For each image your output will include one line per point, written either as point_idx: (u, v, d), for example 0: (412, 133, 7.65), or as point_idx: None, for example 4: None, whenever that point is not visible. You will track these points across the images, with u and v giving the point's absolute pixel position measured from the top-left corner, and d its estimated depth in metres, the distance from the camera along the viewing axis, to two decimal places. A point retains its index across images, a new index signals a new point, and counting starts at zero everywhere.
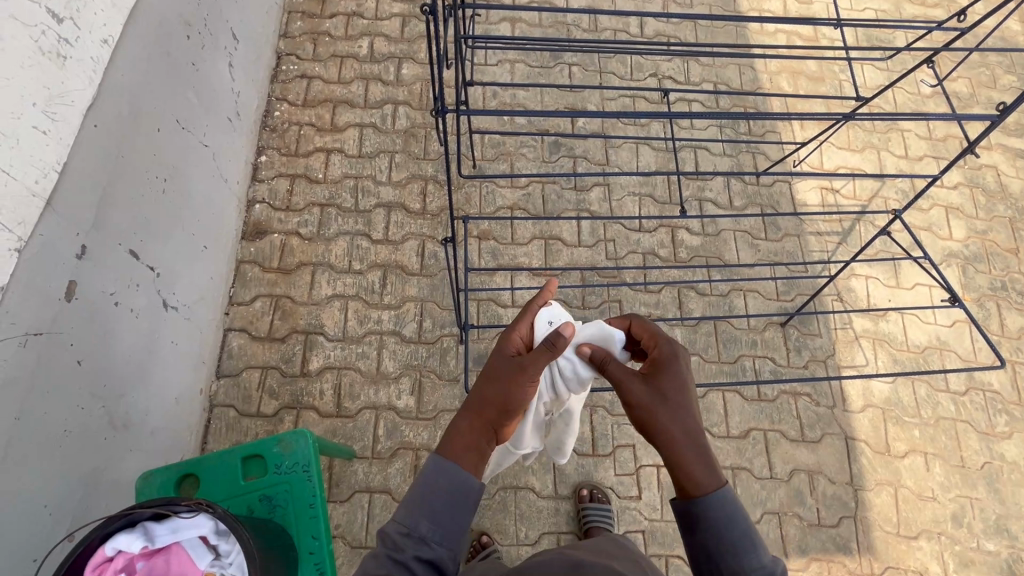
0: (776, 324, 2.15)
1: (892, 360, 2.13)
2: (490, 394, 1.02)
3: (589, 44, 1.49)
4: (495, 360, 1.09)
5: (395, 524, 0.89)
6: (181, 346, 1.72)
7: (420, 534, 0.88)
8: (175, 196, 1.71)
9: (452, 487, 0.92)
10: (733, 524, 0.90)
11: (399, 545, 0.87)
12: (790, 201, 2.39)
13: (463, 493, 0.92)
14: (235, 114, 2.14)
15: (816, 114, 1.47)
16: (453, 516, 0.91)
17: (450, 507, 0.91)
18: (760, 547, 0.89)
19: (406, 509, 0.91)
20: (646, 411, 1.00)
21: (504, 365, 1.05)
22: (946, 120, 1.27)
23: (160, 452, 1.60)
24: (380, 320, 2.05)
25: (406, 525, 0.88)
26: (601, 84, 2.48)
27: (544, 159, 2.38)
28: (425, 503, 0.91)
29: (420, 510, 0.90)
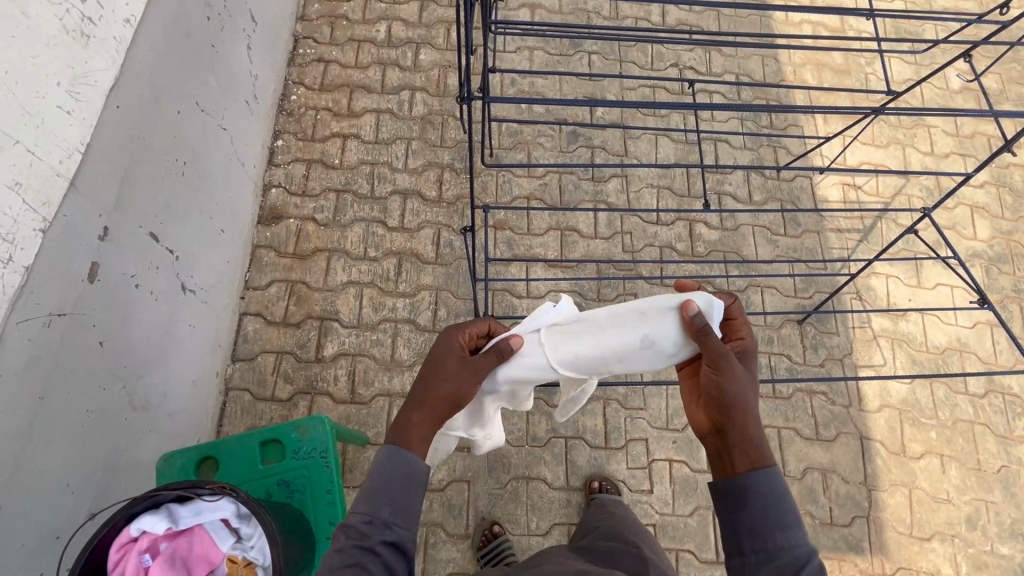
0: (793, 321, 2.12)
1: (910, 361, 2.11)
2: (440, 388, 1.02)
3: (614, 32, 1.46)
4: (440, 349, 1.07)
5: (362, 514, 0.91)
6: (199, 330, 1.73)
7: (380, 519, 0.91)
8: (194, 179, 1.70)
9: (404, 474, 0.95)
10: (780, 499, 0.92)
11: (365, 533, 0.90)
12: (810, 197, 2.35)
13: (416, 481, 0.95)
14: (252, 98, 2.12)
15: (845, 107, 1.42)
16: (407, 503, 0.94)
17: (404, 492, 0.93)
18: (800, 526, 0.90)
19: (366, 498, 0.93)
20: (739, 390, 0.99)
21: (452, 359, 1.05)
22: (983, 116, 1.23)
23: (178, 434, 1.61)
24: (395, 308, 2.05)
25: (366, 513, 0.91)
26: (621, 74, 2.44)
27: (562, 149, 2.35)
28: (384, 489, 0.93)
29: (380, 497, 0.93)
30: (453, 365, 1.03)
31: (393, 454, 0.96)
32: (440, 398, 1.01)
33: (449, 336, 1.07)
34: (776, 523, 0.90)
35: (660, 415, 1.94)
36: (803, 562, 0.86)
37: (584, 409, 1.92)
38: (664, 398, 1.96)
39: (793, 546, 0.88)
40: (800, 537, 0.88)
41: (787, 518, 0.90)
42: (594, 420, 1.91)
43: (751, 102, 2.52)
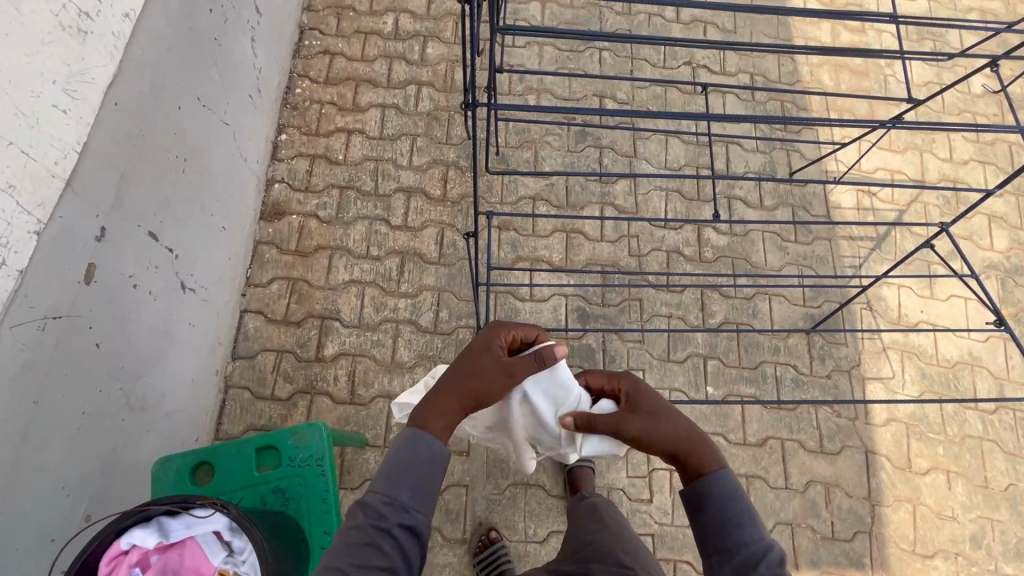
0: (801, 331, 2.08)
1: (920, 374, 2.06)
2: (470, 383, 1.08)
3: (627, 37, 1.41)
4: (480, 345, 1.13)
5: (384, 496, 0.97)
6: (198, 328, 1.72)
7: (400, 500, 0.97)
8: (195, 176, 1.68)
9: (426, 458, 1.01)
10: (733, 498, 1.03)
11: (381, 515, 0.95)
12: (823, 203, 2.29)
13: (436, 467, 1.01)
14: (256, 92, 2.09)
15: (866, 118, 1.37)
16: (425, 486, 0.99)
17: (423, 478, 1.00)
18: (757, 522, 1.02)
19: (388, 479, 0.99)
20: (651, 431, 1.09)
21: (488, 357, 1.11)
22: (1012, 131, 1.18)
23: (176, 433, 1.60)
24: (397, 308, 2.03)
25: (389, 494, 0.97)
26: (632, 72, 2.38)
27: (569, 149, 2.31)
28: (406, 473, 0.99)
29: (401, 480, 0.99)
30: (489, 362, 1.10)
31: (419, 437, 1.02)
32: (467, 393, 1.08)
33: (492, 334, 1.14)
34: (733, 523, 1.01)
35: None
36: (761, 553, 0.99)
37: None
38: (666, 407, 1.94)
39: (751, 541, 1.00)
40: (757, 532, 1.01)
41: (742, 516, 1.02)
42: None
43: (764, 103, 2.45)
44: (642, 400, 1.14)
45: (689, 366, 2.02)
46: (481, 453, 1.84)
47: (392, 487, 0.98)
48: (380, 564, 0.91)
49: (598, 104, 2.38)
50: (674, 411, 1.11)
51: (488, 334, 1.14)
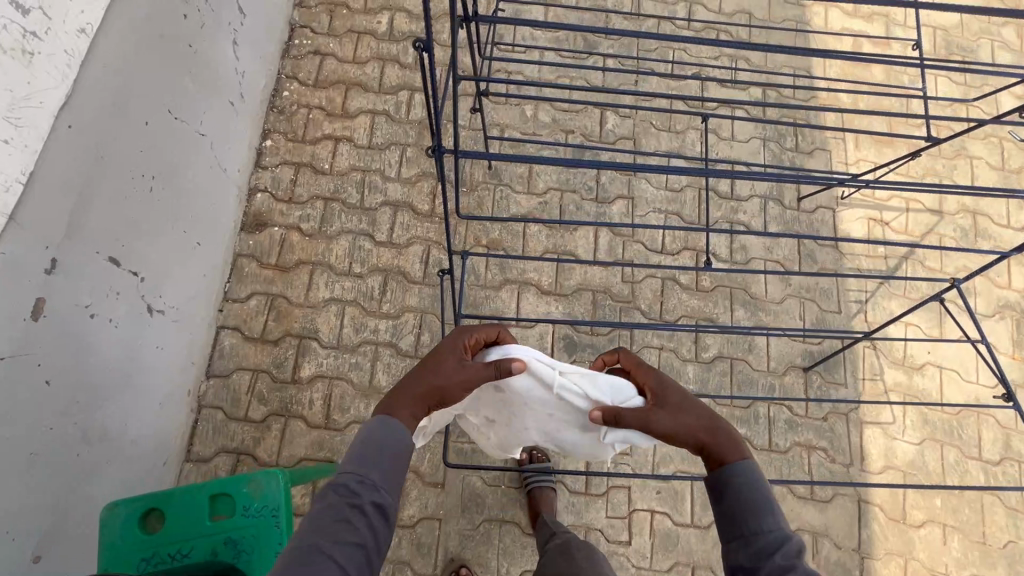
0: (798, 368, 1.98)
1: (923, 420, 1.95)
2: (435, 381, 1.09)
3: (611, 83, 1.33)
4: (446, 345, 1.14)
5: (355, 475, 1.00)
6: (168, 350, 1.66)
7: (368, 480, 0.99)
8: (166, 193, 1.60)
9: (393, 444, 1.03)
10: (757, 485, 1.01)
11: (354, 493, 0.98)
12: (831, 231, 2.17)
13: (399, 454, 1.03)
14: (238, 97, 1.99)
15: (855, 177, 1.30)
16: (390, 470, 1.02)
17: (390, 460, 1.02)
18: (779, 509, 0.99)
19: (357, 460, 1.01)
20: (675, 424, 1.07)
21: (454, 359, 1.12)
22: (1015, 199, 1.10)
23: (141, 461, 1.56)
24: (377, 330, 1.96)
25: (359, 473, 1.00)
26: (637, 83, 2.25)
27: (566, 164, 2.20)
28: (375, 452, 1.02)
29: (371, 461, 1.01)
30: (453, 362, 1.10)
31: (385, 424, 1.05)
32: (432, 392, 1.09)
33: (457, 336, 1.15)
34: (756, 509, 0.99)
35: (646, 462, 1.85)
36: (780, 542, 0.95)
37: None
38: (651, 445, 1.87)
39: (770, 528, 0.97)
40: (776, 520, 0.98)
41: (766, 504, 0.99)
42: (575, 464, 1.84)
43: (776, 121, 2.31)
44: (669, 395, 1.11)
45: None
46: (456, 485, 1.80)
47: (361, 469, 1.00)
48: (351, 540, 0.94)
49: (598, 116, 2.26)
50: (696, 402, 1.10)
51: (454, 335, 1.15)
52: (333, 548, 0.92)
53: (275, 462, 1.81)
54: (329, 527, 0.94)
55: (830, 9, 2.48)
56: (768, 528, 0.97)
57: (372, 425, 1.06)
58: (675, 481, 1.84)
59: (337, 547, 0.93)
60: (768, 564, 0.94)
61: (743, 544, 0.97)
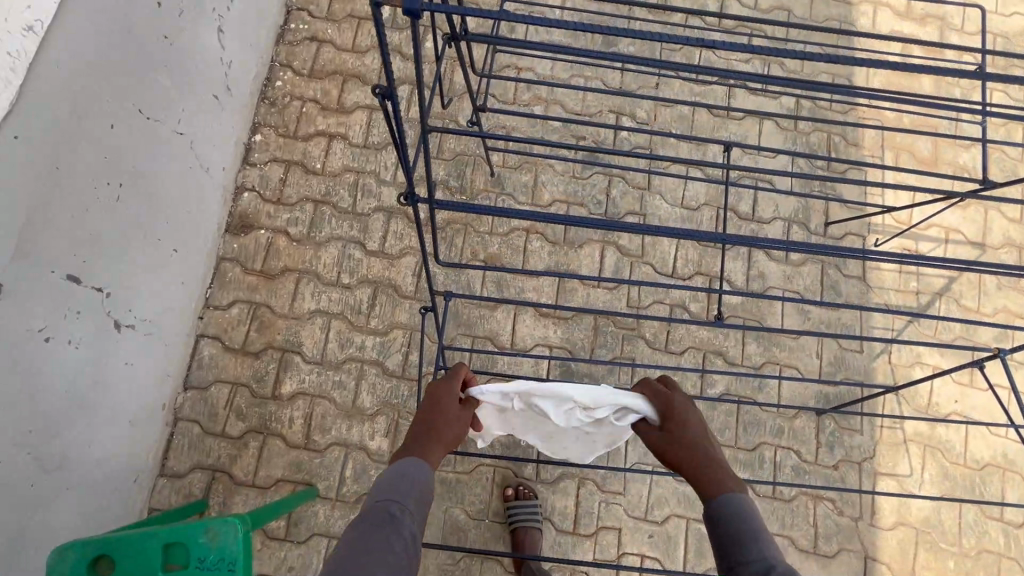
0: (811, 411, 1.84)
1: (942, 475, 1.82)
2: (447, 423, 1.17)
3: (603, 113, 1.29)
4: (442, 388, 1.21)
5: (391, 501, 1.05)
6: (138, 365, 1.57)
7: (404, 506, 1.05)
8: (137, 200, 1.49)
9: (421, 478, 1.09)
10: (746, 515, 1.01)
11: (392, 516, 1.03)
12: (859, 261, 2.00)
13: (428, 488, 1.11)
14: (224, 90, 1.84)
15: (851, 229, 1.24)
16: (421, 500, 1.08)
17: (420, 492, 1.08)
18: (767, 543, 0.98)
19: (389, 489, 1.07)
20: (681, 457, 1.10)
21: (455, 398, 1.20)
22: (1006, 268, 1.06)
23: (105, 481, 1.49)
24: (364, 347, 1.86)
25: (395, 498, 1.06)
26: (657, 89, 2.07)
27: (575, 174, 2.03)
28: (407, 484, 1.08)
29: (404, 490, 1.07)
30: (451, 404, 1.18)
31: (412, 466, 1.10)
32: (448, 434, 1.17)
33: (445, 381, 1.21)
34: (743, 538, 0.99)
35: (639, 503, 1.76)
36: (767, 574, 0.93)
37: (555, 487, 1.75)
38: (646, 486, 1.77)
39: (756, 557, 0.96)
40: (764, 547, 0.97)
41: (755, 533, 0.99)
42: (564, 501, 1.75)
43: (808, 134, 2.11)
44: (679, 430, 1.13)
45: None
46: (438, 516, 1.72)
47: (396, 494, 1.06)
48: (389, 558, 0.96)
49: (613, 122, 2.07)
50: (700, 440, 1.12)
51: (445, 378, 1.23)
52: (375, 562, 0.95)
53: (251, 481, 1.74)
54: (375, 539, 0.98)
55: (879, 9, 2.24)
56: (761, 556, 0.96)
57: (397, 470, 1.10)
58: (669, 525, 1.75)
59: (382, 559, 0.96)
60: None
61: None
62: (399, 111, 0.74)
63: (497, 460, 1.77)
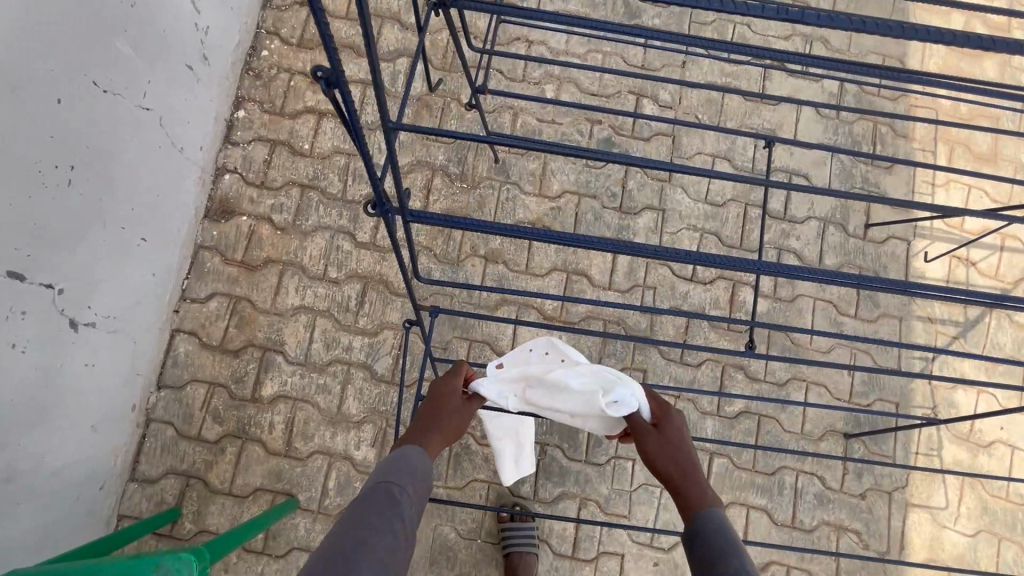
0: (838, 434, 1.67)
1: (981, 509, 1.66)
2: (450, 412, 1.11)
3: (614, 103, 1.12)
4: (444, 383, 1.15)
5: (391, 482, 0.97)
6: (101, 366, 1.43)
7: (406, 492, 0.97)
8: (94, 184, 1.33)
9: (418, 468, 1.02)
10: (724, 534, 0.95)
11: (392, 496, 0.95)
12: (901, 267, 1.80)
13: (426, 475, 1.03)
14: (200, 59, 1.65)
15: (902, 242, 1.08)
16: (422, 491, 1.00)
17: (419, 475, 1.01)
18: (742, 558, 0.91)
19: (390, 471, 0.99)
20: (662, 460, 1.08)
21: (459, 391, 1.14)
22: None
23: (64, 491, 1.38)
24: (351, 348, 1.72)
25: (397, 480, 0.98)
26: (683, 67, 1.85)
27: (587, 163, 1.84)
28: (406, 468, 1.00)
29: (403, 473, 1.00)
30: (455, 397, 1.13)
31: (410, 454, 1.03)
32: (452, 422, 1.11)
33: (450, 376, 1.16)
34: (719, 551, 0.93)
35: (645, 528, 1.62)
36: None
37: (554, 508, 1.62)
38: (654, 510, 1.63)
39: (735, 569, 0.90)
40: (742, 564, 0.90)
41: (737, 551, 0.92)
42: (563, 523, 1.61)
43: (852, 123, 1.88)
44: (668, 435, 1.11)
45: None
46: (426, 534, 1.59)
47: (397, 480, 0.98)
48: (386, 544, 0.88)
49: (633, 105, 1.87)
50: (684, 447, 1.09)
51: (447, 373, 1.17)
52: (373, 547, 0.87)
53: (227, 490, 1.62)
54: (371, 522, 0.90)
55: None
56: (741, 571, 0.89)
57: (393, 458, 1.02)
58: (676, 553, 1.61)
59: (378, 547, 0.87)
60: None
61: None
62: (350, 100, 0.58)
63: (492, 476, 1.63)
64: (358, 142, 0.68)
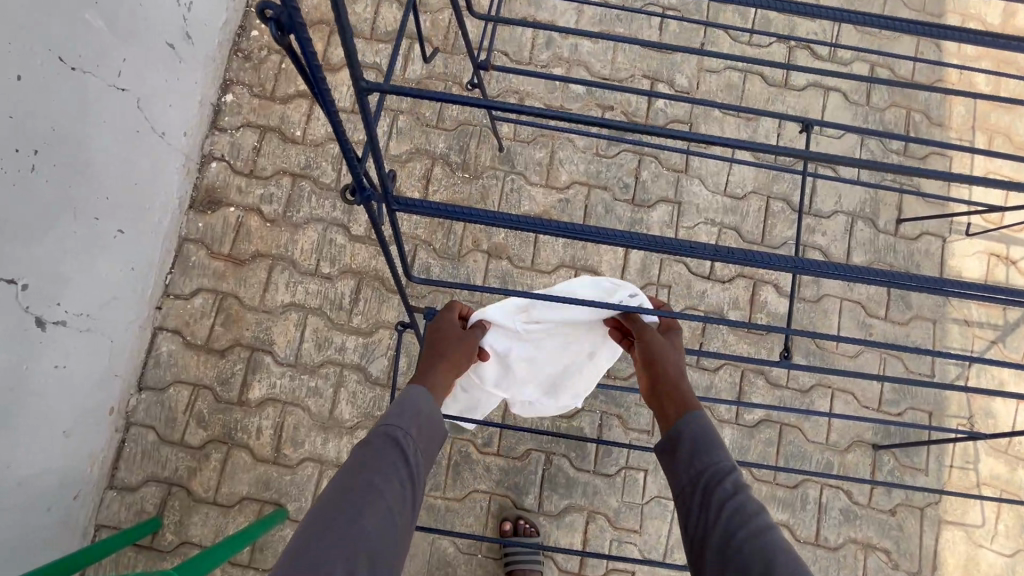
0: (866, 445, 1.56)
1: (1020, 526, 1.54)
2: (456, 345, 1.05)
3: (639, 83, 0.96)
4: (437, 323, 1.08)
5: (392, 428, 0.90)
6: (73, 367, 1.33)
7: (409, 435, 0.90)
8: (61, 170, 1.22)
9: (422, 410, 0.94)
10: (707, 432, 0.90)
11: (393, 443, 0.88)
12: (935, 266, 1.67)
13: (435, 415, 0.95)
14: (182, 37, 1.54)
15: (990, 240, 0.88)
16: (431, 430, 0.93)
17: (425, 419, 0.93)
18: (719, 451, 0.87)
19: (392, 417, 0.92)
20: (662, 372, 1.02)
21: (455, 325, 1.08)
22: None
23: (34, 501, 1.28)
24: (344, 349, 1.61)
25: (399, 427, 0.90)
26: (703, 48, 1.72)
27: (598, 152, 1.72)
28: (408, 413, 0.93)
29: (406, 418, 0.92)
30: (449, 331, 1.06)
31: (412, 394, 0.96)
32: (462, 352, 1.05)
33: (441, 312, 1.09)
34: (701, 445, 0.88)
35: (658, 543, 1.51)
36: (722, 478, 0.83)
37: (560, 521, 1.51)
38: (667, 523, 1.52)
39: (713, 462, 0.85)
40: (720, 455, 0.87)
41: (717, 450, 0.88)
42: (569, 537, 1.51)
43: (883, 110, 1.75)
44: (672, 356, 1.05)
45: None
46: (423, 549, 1.48)
47: (401, 423, 0.92)
48: (388, 497, 0.82)
49: (648, 90, 1.74)
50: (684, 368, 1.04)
51: (439, 312, 1.10)
52: (375, 500, 0.81)
53: (212, 499, 1.52)
54: (375, 470, 0.84)
55: None
56: (720, 468, 0.85)
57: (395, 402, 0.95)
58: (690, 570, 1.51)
59: (380, 500, 0.82)
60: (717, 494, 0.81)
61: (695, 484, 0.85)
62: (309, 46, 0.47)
63: (494, 487, 1.52)
64: (329, 115, 0.56)
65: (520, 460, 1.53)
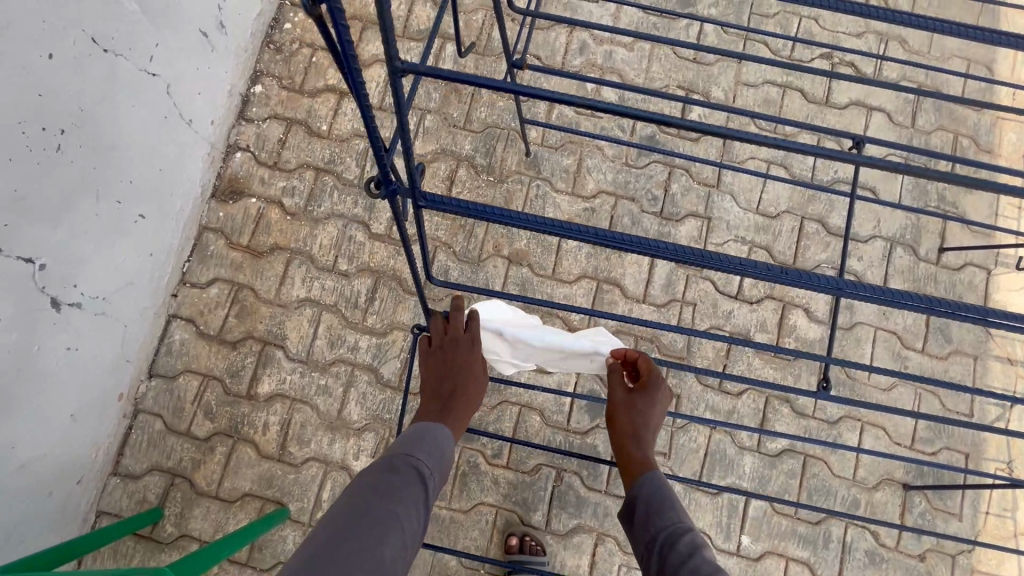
0: (896, 484, 1.47)
1: None
2: (474, 376, 1.00)
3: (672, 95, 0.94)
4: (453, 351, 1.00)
5: (412, 457, 0.90)
6: (86, 351, 1.32)
7: (429, 469, 0.90)
8: (84, 152, 1.20)
9: (438, 448, 0.94)
10: (667, 500, 0.89)
11: (411, 471, 0.88)
12: (979, 299, 1.59)
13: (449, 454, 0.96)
14: (215, 26, 1.53)
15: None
16: (445, 474, 0.94)
17: (439, 450, 0.93)
18: (679, 513, 0.87)
19: (410, 447, 0.91)
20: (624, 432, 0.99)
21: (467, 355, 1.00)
22: None
23: (38, 483, 1.27)
24: (357, 348, 1.58)
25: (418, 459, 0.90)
26: (741, 59, 1.66)
27: (627, 162, 1.67)
28: (425, 445, 0.92)
29: (423, 450, 0.91)
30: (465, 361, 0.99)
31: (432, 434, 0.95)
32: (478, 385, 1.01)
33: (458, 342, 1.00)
34: (659, 508, 0.88)
35: None
36: (678, 539, 0.83)
37: (567, 542, 1.45)
38: None
39: (670, 524, 0.86)
40: (680, 518, 0.86)
41: (674, 519, 0.86)
42: (576, 559, 1.44)
43: (929, 134, 1.68)
44: (639, 412, 0.99)
45: (723, 501, 1.45)
46: (424, 560, 1.43)
47: (422, 454, 0.91)
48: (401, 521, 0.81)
49: (682, 101, 1.69)
50: (651, 422, 0.99)
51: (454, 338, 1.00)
52: (389, 522, 0.80)
53: (214, 493, 1.50)
54: (398, 496, 0.83)
55: None
56: (678, 528, 0.85)
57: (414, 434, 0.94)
58: None
59: (394, 523, 0.80)
60: (674, 552, 0.81)
61: (648, 546, 0.85)
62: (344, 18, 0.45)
63: (501, 501, 1.47)
64: (358, 99, 0.54)
65: (530, 475, 1.48)
